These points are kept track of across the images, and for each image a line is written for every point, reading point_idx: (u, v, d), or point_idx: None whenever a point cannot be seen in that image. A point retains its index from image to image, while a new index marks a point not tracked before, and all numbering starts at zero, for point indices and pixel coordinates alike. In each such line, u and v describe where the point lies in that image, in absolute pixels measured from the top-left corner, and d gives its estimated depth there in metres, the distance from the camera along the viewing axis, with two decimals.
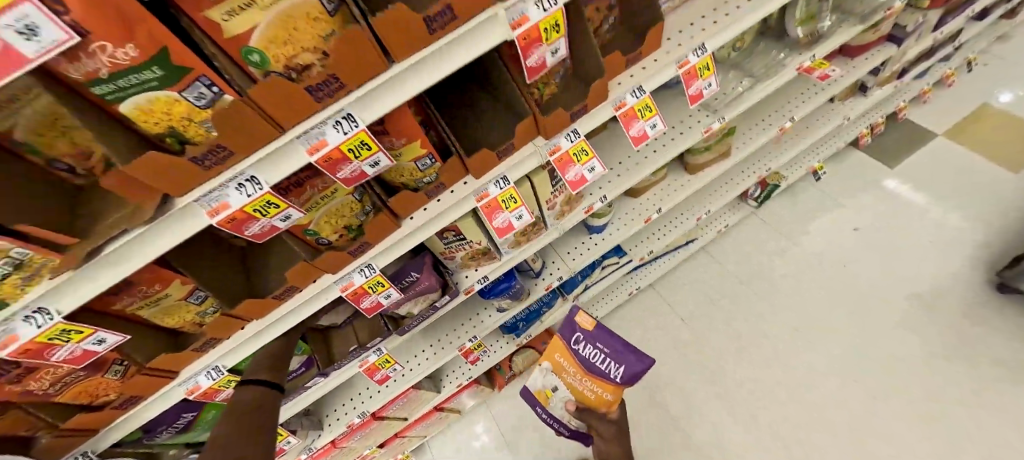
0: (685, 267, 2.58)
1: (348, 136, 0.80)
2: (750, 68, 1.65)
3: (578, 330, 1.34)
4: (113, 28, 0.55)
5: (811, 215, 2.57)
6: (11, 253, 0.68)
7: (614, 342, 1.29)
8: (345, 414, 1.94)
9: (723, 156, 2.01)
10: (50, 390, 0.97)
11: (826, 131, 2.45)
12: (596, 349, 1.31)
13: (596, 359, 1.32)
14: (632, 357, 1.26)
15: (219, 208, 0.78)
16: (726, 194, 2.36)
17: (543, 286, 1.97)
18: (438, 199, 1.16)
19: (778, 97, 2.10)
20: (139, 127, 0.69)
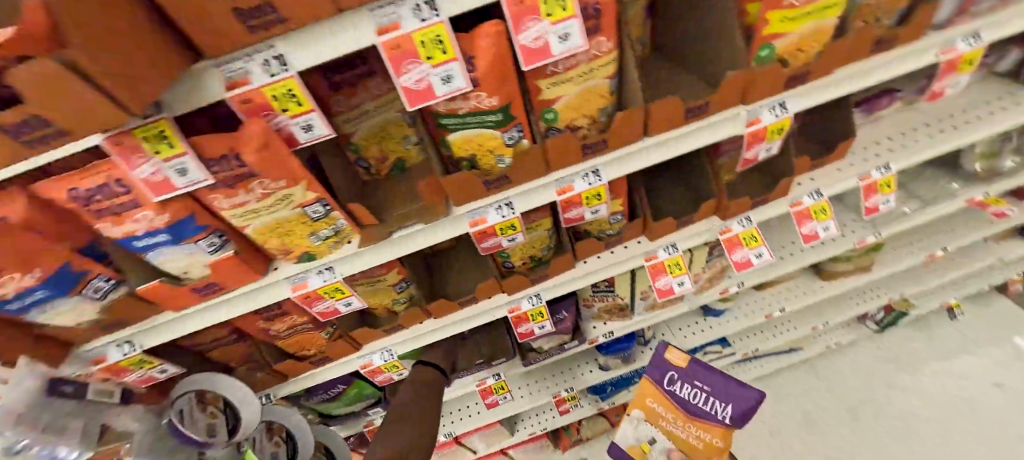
0: (787, 375, 2.45)
1: (592, 186, 0.96)
2: (914, 191, 1.65)
3: (670, 368, 1.12)
4: (491, 84, 0.77)
5: (943, 354, 2.37)
6: (336, 222, 0.91)
7: (717, 376, 1.05)
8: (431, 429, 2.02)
9: (863, 271, 1.96)
10: (280, 335, 1.21)
11: (972, 269, 2.30)
12: (694, 384, 1.09)
13: (699, 399, 1.08)
14: (744, 393, 1.01)
15: (478, 221, 0.97)
16: (850, 310, 2.26)
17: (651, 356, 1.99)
18: (612, 251, 1.29)
19: (929, 226, 2.04)
20: (450, 150, 0.91)
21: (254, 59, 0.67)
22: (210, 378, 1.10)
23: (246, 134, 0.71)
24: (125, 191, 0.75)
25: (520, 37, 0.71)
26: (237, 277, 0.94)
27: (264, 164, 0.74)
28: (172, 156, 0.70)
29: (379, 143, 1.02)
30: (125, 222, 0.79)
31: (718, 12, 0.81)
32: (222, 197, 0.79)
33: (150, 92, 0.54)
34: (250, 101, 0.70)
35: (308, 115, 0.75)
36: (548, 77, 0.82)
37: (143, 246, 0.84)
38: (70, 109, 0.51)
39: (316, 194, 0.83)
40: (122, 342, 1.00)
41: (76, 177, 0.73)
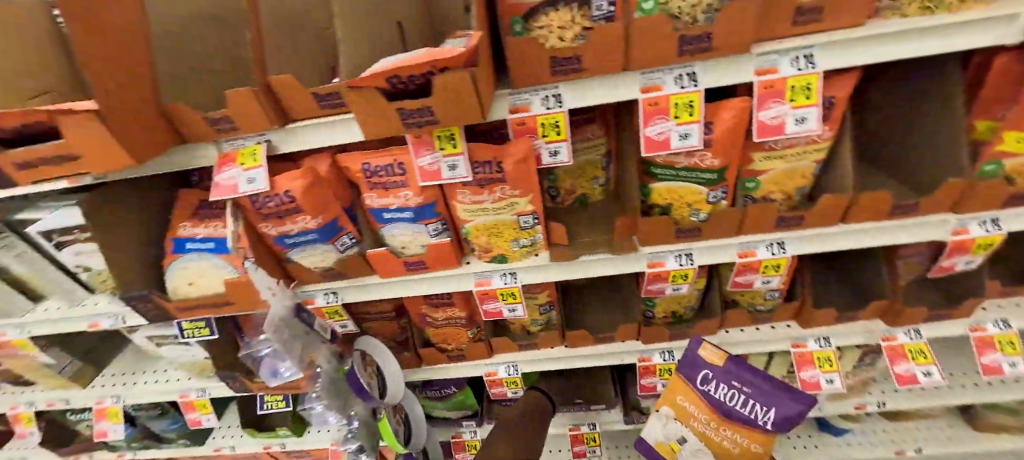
0: None
1: (774, 256, 1.01)
2: None
3: (704, 366, 1.13)
4: (717, 148, 0.89)
5: None
6: (534, 235, 1.04)
7: (758, 379, 1.08)
8: None
9: None
10: (434, 323, 1.34)
11: None
12: (731, 385, 1.11)
13: (734, 399, 1.11)
14: (788, 399, 1.05)
15: (656, 264, 1.05)
16: None
17: None
18: (758, 327, 1.27)
19: None
20: (650, 197, 1.02)
21: (537, 95, 0.85)
22: (371, 342, 1.27)
23: (513, 147, 0.89)
24: (401, 173, 0.95)
25: (761, 112, 0.84)
26: (441, 263, 1.07)
27: (515, 173, 0.91)
28: (451, 154, 0.88)
29: (573, 178, 1.15)
30: (387, 196, 0.98)
31: (951, 124, 0.86)
32: (468, 193, 0.95)
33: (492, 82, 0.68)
34: (523, 123, 0.88)
35: (559, 144, 0.91)
36: (764, 151, 0.92)
37: (386, 218, 1.02)
38: (452, 107, 0.67)
39: (534, 207, 0.98)
40: (328, 292, 1.17)
41: (371, 155, 0.94)
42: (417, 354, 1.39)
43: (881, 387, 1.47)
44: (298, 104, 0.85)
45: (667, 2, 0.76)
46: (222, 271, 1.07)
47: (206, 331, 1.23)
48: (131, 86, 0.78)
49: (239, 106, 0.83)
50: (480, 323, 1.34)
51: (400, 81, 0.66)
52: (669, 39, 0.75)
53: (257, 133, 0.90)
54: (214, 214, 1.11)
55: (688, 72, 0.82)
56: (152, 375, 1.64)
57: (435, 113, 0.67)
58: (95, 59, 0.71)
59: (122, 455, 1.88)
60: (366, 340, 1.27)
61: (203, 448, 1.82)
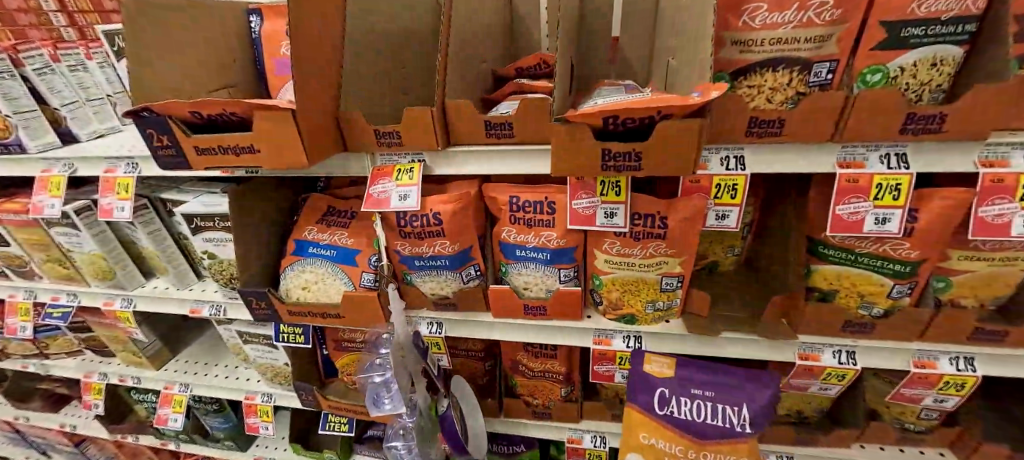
0: None
1: (960, 372, 0.87)
2: None
3: (658, 383, 0.93)
4: (917, 239, 0.80)
5: None
6: (671, 300, 0.96)
7: (715, 378, 0.92)
8: None
9: None
10: (526, 373, 1.24)
11: None
12: (688, 394, 0.91)
13: (700, 411, 0.90)
14: (752, 387, 0.89)
15: (811, 356, 0.93)
16: None
17: None
18: (903, 449, 1.10)
19: None
20: (812, 280, 0.91)
21: (718, 153, 0.79)
22: (464, 388, 1.17)
23: (681, 204, 0.83)
24: (549, 212, 0.91)
25: (982, 208, 0.74)
26: (564, 314, 1.00)
27: (678, 232, 0.85)
28: (612, 201, 0.83)
29: (708, 243, 1.04)
30: (527, 232, 0.94)
31: None
32: (617, 244, 0.89)
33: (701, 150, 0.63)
34: (698, 181, 0.84)
35: (730, 207, 0.83)
36: (967, 249, 0.82)
37: (519, 256, 0.97)
38: (664, 155, 0.63)
39: (682, 270, 0.90)
40: (432, 321, 1.09)
41: (524, 190, 0.92)
42: (500, 402, 1.32)
43: None
44: (466, 129, 0.85)
45: (896, 76, 0.70)
46: (340, 283, 1.04)
47: (300, 338, 1.20)
48: (321, 92, 0.80)
49: (414, 121, 0.82)
50: (575, 382, 1.24)
51: (614, 122, 0.64)
52: (895, 117, 0.69)
53: (416, 151, 0.88)
54: (340, 221, 1.10)
55: (899, 151, 0.74)
56: (224, 369, 1.60)
57: (643, 158, 0.64)
58: (304, 60, 0.75)
59: (163, 445, 1.78)
60: (460, 383, 1.17)
61: (244, 456, 1.73)
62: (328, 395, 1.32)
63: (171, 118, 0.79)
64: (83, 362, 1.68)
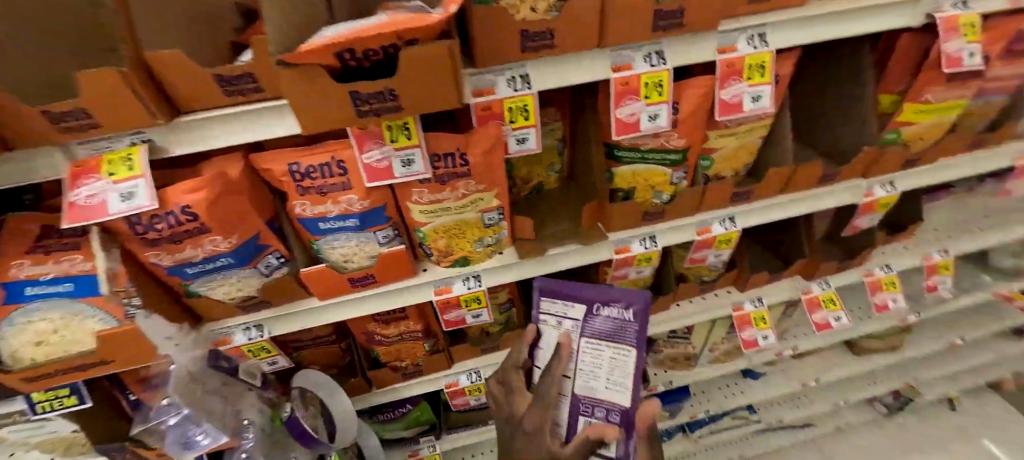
0: (840, 438, 2.13)
1: (727, 231, 1.06)
2: (988, 266, 1.69)
3: (627, 327, 0.89)
4: (686, 128, 0.89)
5: (1000, 424, 2.15)
6: (498, 232, 0.95)
7: (549, 302, 0.96)
8: None
9: (910, 340, 1.94)
10: (385, 342, 1.19)
11: (1009, 352, 2.20)
12: (555, 328, 0.95)
13: (545, 355, 0.96)
14: (573, 293, 0.93)
15: (623, 249, 1.04)
16: (883, 386, 2.08)
17: (690, 414, 1.81)
18: (704, 297, 1.36)
19: (962, 314, 2.02)
20: (614, 181, 0.98)
21: (502, 75, 0.74)
22: (319, 378, 1.06)
23: (479, 135, 0.77)
24: (340, 173, 0.77)
25: (723, 90, 0.84)
26: (394, 274, 0.93)
27: (481, 167, 0.80)
28: (404, 147, 0.74)
29: (526, 165, 1.05)
30: (323, 202, 0.80)
31: (862, 98, 1.00)
32: (426, 192, 0.82)
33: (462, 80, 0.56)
34: (489, 108, 0.77)
35: (527, 129, 0.81)
36: (720, 129, 0.95)
37: (324, 229, 0.84)
38: (420, 90, 0.54)
39: (499, 202, 0.88)
40: (250, 326, 0.94)
41: (301, 153, 0.75)
42: (365, 379, 1.23)
43: (796, 334, 1.66)
44: (189, 90, 0.63)
45: None
46: (92, 322, 0.74)
47: (72, 401, 0.92)
48: None
49: (100, 93, 0.57)
50: (436, 333, 1.24)
51: (353, 57, 0.51)
52: (643, 20, 0.71)
53: (131, 130, 0.65)
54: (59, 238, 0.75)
55: (657, 49, 0.78)
56: None
57: (399, 96, 0.53)
58: None
59: None
60: (307, 376, 1.06)
61: None
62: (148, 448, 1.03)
63: None
64: None
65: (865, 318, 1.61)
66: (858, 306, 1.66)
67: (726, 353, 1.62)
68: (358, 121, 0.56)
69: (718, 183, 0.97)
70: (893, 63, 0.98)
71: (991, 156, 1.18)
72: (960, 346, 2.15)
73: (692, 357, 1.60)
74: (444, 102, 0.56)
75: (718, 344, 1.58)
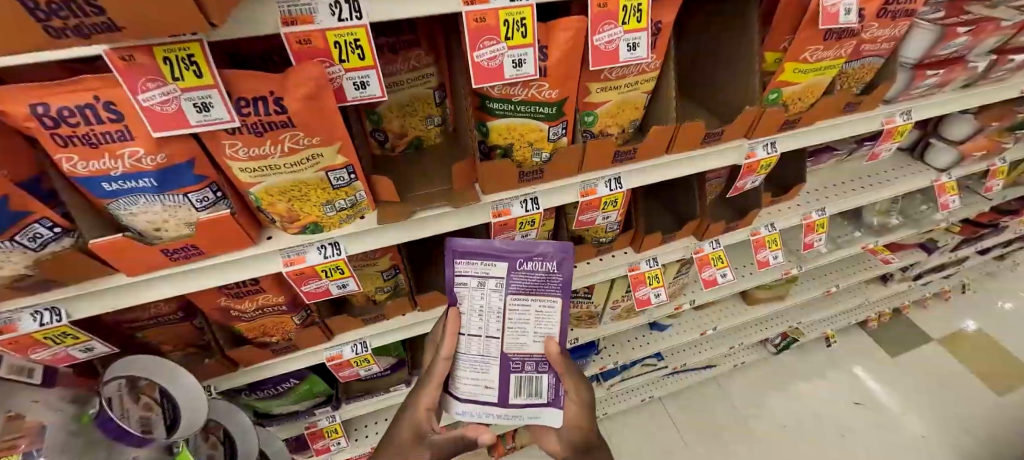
0: (729, 379, 2.33)
1: (612, 192, 1.01)
2: (861, 221, 1.82)
3: (552, 278, 0.85)
4: (557, 78, 0.79)
5: (865, 358, 2.41)
6: (354, 194, 0.82)
7: (466, 264, 0.85)
8: (375, 434, 1.69)
9: (794, 291, 2.09)
10: (243, 317, 1.04)
11: (877, 297, 2.44)
12: (476, 291, 0.85)
13: (468, 320, 0.87)
14: (494, 250, 0.84)
15: (502, 213, 0.95)
16: (771, 331, 2.24)
17: (597, 366, 1.86)
18: (601, 258, 1.32)
19: (839, 265, 2.19)
20: (488, 137, 0.88)
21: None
22: (150, 362, 0.88)
23: (296, 75, 0.63)
24: (114, 118, 0.60)
25: (595, 36, 0.76)
26: (223, 243, 0.80)
27: (307, 116, 0.66)
28: (194, 87, 0.58)
29: (400, 117, 0.93)
30: (98, 157, 0.63)
31: (747, 54, 0.96)
32: (240, 145, 0.67)
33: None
34: (309, 41, 0.62)
35: (366, 72, 0.68)
36: (601, 81, 0.86)
37: (112, 191, 0.68)
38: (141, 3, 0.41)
39: (345, 159, 0.75)
40: (41, 309, 0.77)
41: (48, 91, 0.57)
42: (223, 360, 1.08)
43: (691, 289, 1.72)
44: None
45: None
46: None
47: None
48: None
49: None
50: (307, 305, 1.10)
51: None
52: None
53: None
54: None
55: None
56: None
57: (104, 8, 0.40)
58: None
59: None
60: (134, 361, 0.87)
61: None
62: None
63: None
64: None
65: (752, 274, 1.69)
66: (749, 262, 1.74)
67: (627, 311, 1.63)
68: (62, 41, 0.42)
69: (596, 140, 0.90)
70: (777, 18, 0.95)
71: (864, 118, 1.21)
72: (836, 294, 2.36)
73: (593, 316, 1.60)
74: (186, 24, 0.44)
75: (619, 301, 1.58)
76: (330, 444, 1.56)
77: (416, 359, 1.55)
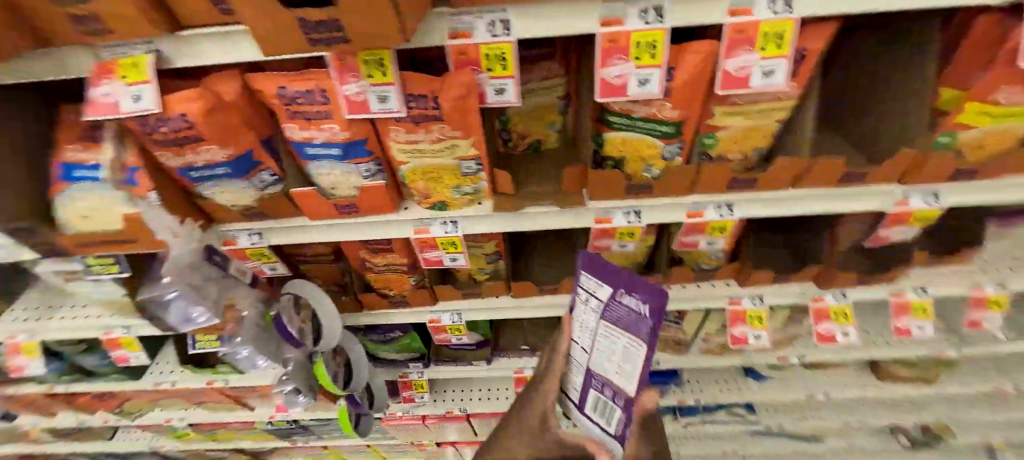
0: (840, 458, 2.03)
1: (722, 218, 0.99)
2: None
3: (641, 321, 0.71)
4: (680, 99, 0.81)
5: None
6: (477, 183, 0.97)
7: (584, 276, 0.85)
8: (451, 399, 1.89)
9: (951, 377, 1.73)
10: (374, 269, 1.27)
11: None
12: (585, 304, 0.85)
13: (578, 329, 0.89)
14: (600, 270, 0.79)
15: (604, 220, 1.02)
16: (908, 417, 1.89)
17: (676, 399, 1.78)
18: (697, 285, 1.28)
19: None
20: (602, 148, 0.93)
21: (482, 19, 0.72)
22: (305, 285, 1.16)
23: (452, 80, 0.77)
24: (323, 102, 0.82)
25: (727, 60, 0.75)
26: (374, 208, 1.01)
27: (454, 113, 0.81)
28: (380, 83, 0.76)
29: (526, 121, 1.05)
30: (309, 128, 0.86)
31: (916, 93, 0.86)
32: (402, 131, 0.85)
33: (408, 20, 0.57)
34: (466, 52, 0.76)
35: (505, 80, 0.80)
36: (728, 105, 0.85)
37: (311, 154, 0.91)
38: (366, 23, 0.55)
39: (476, 152, 0.89)
40: (252, 232, 1.07)
41: (287, 78, 0.80)
42: (357, 299, 1.34)
43: None
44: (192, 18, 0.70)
45: None
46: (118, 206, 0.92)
47: (115, 268, 1.12)
48: None
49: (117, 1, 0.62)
50: (423, 270, 1.30)
51: None
52: None
53: (143, 38, 0.70)
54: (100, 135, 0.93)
55: (655, 5, 0.69)
56: (73, 309, 1.51)
57: (343, 26, 0.56)
58: None
59: (52, 389, 1.79)
60: (297, 284, 1.16)
61: (140, 383, 1.79)
62: None
63: None
64: None
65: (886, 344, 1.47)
66: (887, 329, 1.51)
67: (720, 346, 1.52)
68: (312, 49, 0.60)
69: (708, 164, 0.88)
70: (959, 56, 0.83)
71: None
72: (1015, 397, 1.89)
73: (682, 344, 1.52)
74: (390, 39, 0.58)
75: (711, 335, 1.51)
76: (415, 396, 1.78)
77: (498, 341, 1.70)
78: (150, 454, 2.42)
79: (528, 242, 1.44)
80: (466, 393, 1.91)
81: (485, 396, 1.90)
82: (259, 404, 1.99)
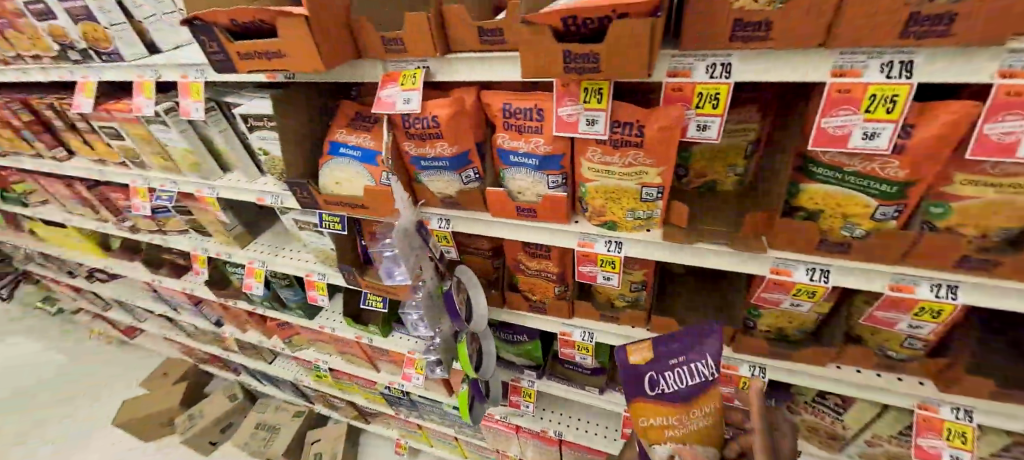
0: None
1: (937, 299, 0.85)
2: None
3: (645, 369, 0.87)
4: (912, 157, 0.74)
5: None
6: (651, 209, 0.99)
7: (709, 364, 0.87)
8: (548, 419, 1.90)
9: None
10: (526, 271, 1.34)
11: None
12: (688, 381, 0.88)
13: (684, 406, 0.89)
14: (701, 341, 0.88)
15: (782, 272, 0.94)
16: None
17: None
18: (879, 374, 1.07)
19: None
20: (797, 198, 0.88)
21: (704, 61, 0.78)
22: (465, 272, 1.32)
23: (660, 113, 0.85)
24: (539, 119, 0.97)
25: (987, 125, 0.67)
26: (552, 215, 1.07)
27: (655, 141, 0.87)
28: (593, 108, 0.87)
29: (707, 159, 1.06)
30: (518, 139, 1.01)
31: None
32: (599, 152, 0.94)
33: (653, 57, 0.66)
34: (681, 89, 0.83)
35: (712, 118, 0.84)
36: (976, 174, 0.74)
37: (512, 161, 1.05)
38: (620, 57, 0.66)
39: (662, 181, 0.93)
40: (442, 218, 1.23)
41: (518, 97, 0.97)
42: (503, 294, 1.44)
43: None
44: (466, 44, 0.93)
45: None
46: (365, 179, 1.23)
47: (337, 226, 1.41)
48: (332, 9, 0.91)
49: (416, 27, 0.91)
50: (569, 283, 1.32)
51: (575, 23, 0.67)
52: (893, 18, 0.63)
53: (420, 58, 0.97)
54: (365, 125, 1.24)
55: (905, 59, 0.68)
56: (291, 252, 1.93)
57: (599, 60, 0.67)
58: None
59: (255, 309, 2.28)
60: (463, 269, 1.31)
61: (311, 323, 2.17)
62: (366, 277, 1.57)
63: (217, 27, 0.98)
64: (191, 239, 2.11)
65: None
66: None
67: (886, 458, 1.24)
68: (565, 76, 0.73)
69: (933, 234, 0.78)
70: None
71: None
72: None
73: (836, 438, 1.29)
74: (634, 72, 0.67)
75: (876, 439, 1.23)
76: (521, 402, 1.80)
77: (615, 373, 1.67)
78: (291, 385, 2.90)
79: (670, 276, 1.33)
80: (564, 418, 1.90)
81: (582, 427, 1.87)
82: (386, 369, 2.28)
